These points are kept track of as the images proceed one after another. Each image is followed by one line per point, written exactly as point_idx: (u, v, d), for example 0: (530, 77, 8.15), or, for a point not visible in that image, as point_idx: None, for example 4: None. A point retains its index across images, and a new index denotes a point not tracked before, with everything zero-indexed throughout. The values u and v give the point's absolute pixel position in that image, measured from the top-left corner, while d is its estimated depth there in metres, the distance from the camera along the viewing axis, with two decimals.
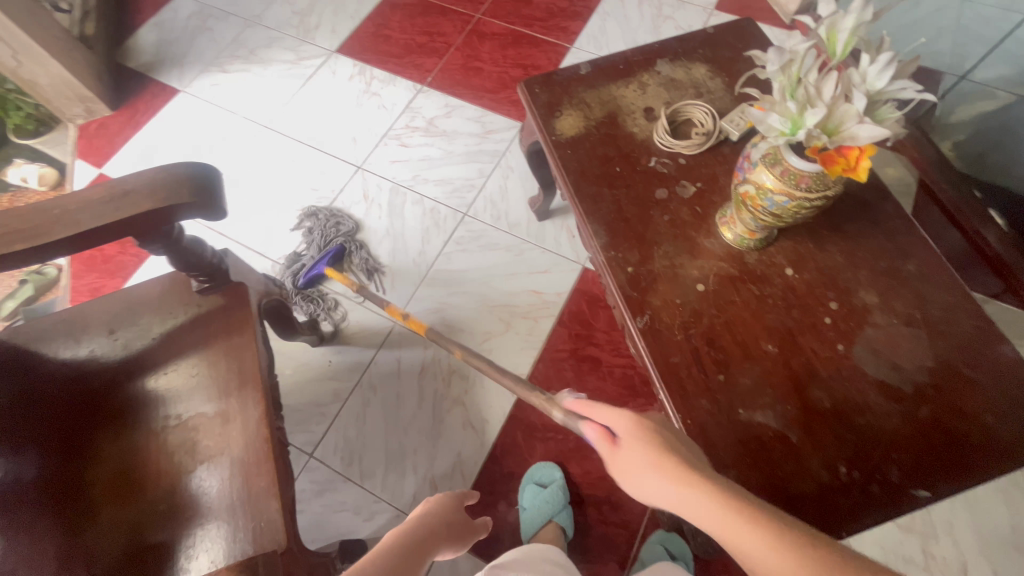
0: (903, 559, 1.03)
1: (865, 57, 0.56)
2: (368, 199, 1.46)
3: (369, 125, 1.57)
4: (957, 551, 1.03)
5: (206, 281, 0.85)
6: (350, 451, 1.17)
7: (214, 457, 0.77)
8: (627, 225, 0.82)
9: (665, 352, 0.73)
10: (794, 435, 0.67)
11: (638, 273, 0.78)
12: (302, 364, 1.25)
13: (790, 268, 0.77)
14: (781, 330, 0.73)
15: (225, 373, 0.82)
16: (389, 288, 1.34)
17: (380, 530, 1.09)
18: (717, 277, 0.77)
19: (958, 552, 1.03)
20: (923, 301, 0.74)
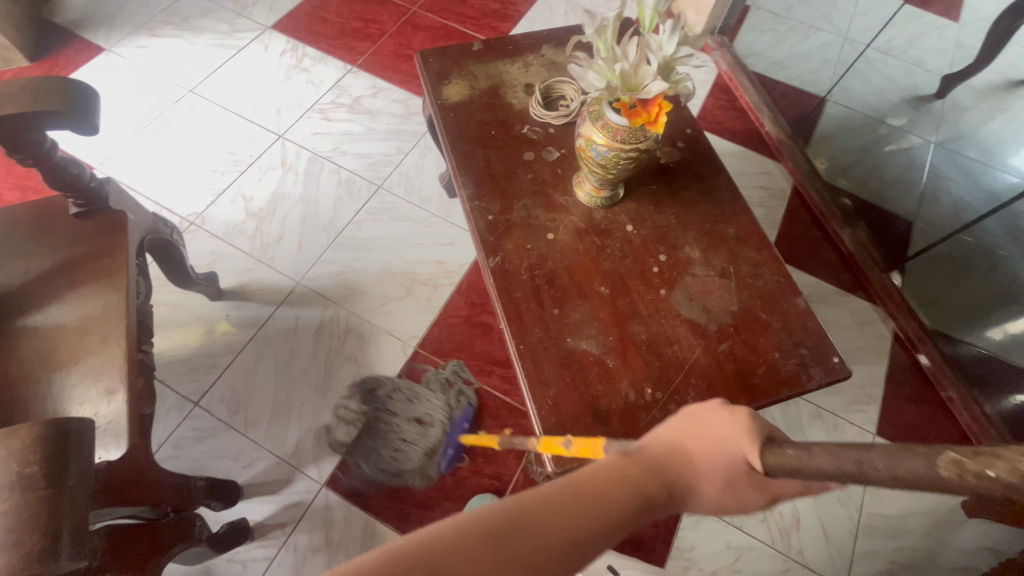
0: (745, 512, 1.14)
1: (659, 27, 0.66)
2: (286, 166, 1.49)
3: (296, 98, 1.62)
4: (791, 505, 1.15)
5: (82, 204, 0.87)
6: (237, 401, 1.18)
7: (68, 368, 0.78)
8: (494, 180, 0.90)
9: (510, 288, 0.80)
10: (611, 361, 0.76)
11: (497, 221, 0.87)
12: (199, 316, 1.26)
13: (630, 225, 0.88)
14: (614, 275, 0.83)
15: (92, 291, 0.84)
16: (296, 250, 1.37)
17: (259, 476, 1.11)
18: (566, 228, 0.87)
19: (791, 506, 1.15)
20: (736, 259, 0.86)
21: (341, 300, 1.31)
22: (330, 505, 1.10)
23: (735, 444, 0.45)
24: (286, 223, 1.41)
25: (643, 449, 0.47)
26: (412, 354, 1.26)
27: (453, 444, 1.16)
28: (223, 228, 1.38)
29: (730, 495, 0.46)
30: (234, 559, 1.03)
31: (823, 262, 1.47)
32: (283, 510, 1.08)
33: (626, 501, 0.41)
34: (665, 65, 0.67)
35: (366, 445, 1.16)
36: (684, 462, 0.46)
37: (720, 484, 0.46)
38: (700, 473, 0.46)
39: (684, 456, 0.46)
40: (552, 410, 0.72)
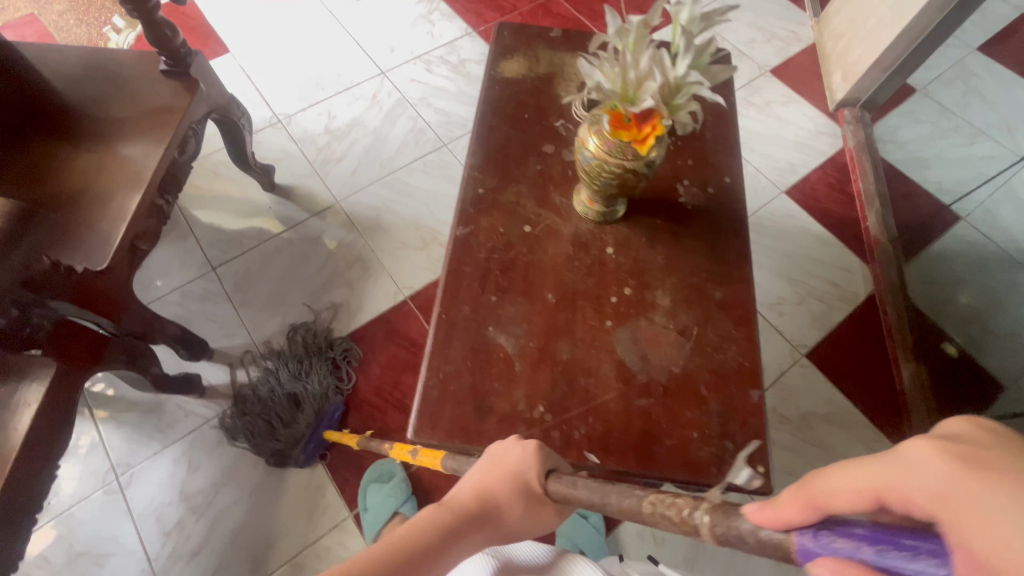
0: None
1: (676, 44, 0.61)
2: (375, 100, 1.60)
3: (411, 44, 1.72)
4: None
5: (170, 65, 1.01)
6: (243, 280, 1.31)
7: (98, 188, 0.91)
8: (503, 159, 0.90)
9: (462, 261, 0.80)
10: (519, 365, 0.73)
11: (485, 196, 0.86)
12: (249, 200, 1.42)
13: (611, 248, 0.83)
14: (569, 289, 0.79)
15: (144, 136, 0.97)
16: (349, 174, 1.48)
17: (231, 348, 1.23)
18: (546, 227, 0.84)
19: None
20: (707, 323, 0.78)
21: (365, 231, 1.39)
22: None
23: (528, 474, 0.61)
24: (352, 148, 1.52)
25: (447, 499, 0.59)
26: (401, 302, 1.31)
27: (317, 434, 1.13)
28: (301, 134, 1.52)
29: (526, 520, 0.60)
30: (181, 406, 1.16)
31: (865, 386, 1.28)
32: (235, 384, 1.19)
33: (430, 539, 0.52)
34: (672, 86, 0.62)
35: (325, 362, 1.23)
36: (487, 499, 0.59)
37: (521, 507, 0.60)
38: (502, 504, 0.59)
39: (488, 491, 0.59)
40: (439, 383, 0.72)
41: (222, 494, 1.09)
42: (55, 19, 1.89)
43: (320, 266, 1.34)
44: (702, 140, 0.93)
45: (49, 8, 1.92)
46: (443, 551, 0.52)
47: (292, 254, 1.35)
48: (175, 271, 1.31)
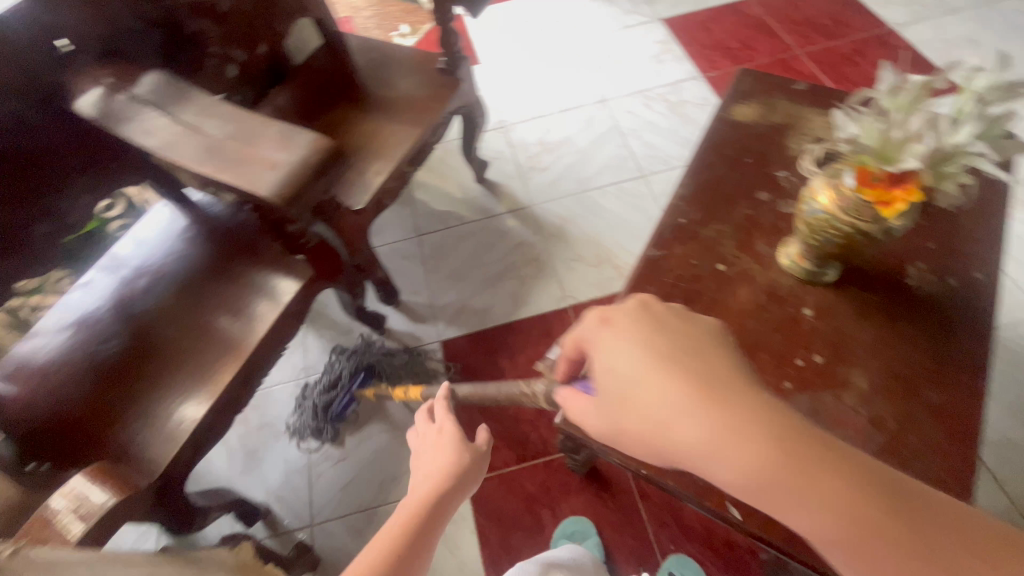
0: None
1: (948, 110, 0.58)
2: (590, 124, 1.72)
3: (637, 78, 1.81)
4: None
5: (446, 64, 1.25)
6: (439, 251, 1.51)
7: (372, 149, 1.15)
8: (712, 196, 0.91)
9: (648, 281, 0.83)
10: None
11: (684, 226, 0.88)
12: (462, 187, 1.63)
13: (809, 310, 0.78)
14: (752, 337, 0.76)
15: (413, 116, 1.20)
16: (549, 183, 1.61)
17: (415, 304, 1.43)
18: (742, 270, 0.82)
19: None
20: (911, 422, 0.68)
21: (549, 236, 1.50)
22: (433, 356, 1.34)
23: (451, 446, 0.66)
24: (558, 161, 1.65)
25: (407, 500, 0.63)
26: (563, 307, 1.38)
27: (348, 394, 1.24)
28: (518, 141, 1.71)
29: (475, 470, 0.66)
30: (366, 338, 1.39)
31: None
32: (409, 334, 1.38)
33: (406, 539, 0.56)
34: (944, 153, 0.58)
35: (483, 340, 1.35)
36: (438, 484, 0.62)
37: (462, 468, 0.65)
38: (456, 479, 0.63)
39: (438, 477, 0.63)
40: None
41: (375, 421, 1.27)
42: (362, 22, 2.41)
43: (502, 256, 1.48)
44: (952, 226, 0.82)
45: (360, 13, 2.45)
46: (424, 544, 0.57)
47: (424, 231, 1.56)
48: (391, 230, 1.57)
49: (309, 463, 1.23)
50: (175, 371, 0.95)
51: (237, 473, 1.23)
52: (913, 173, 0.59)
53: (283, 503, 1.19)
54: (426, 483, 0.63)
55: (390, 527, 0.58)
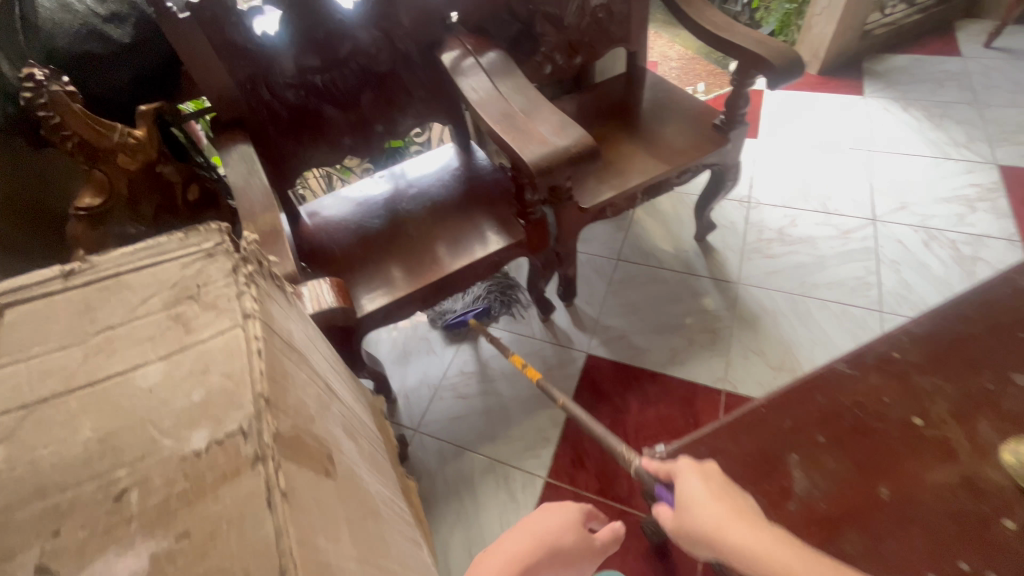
0: None
1: None
2: (844, 236, 1.57)
3: (929, 213, 1.58)
4: None
5: (722, 122, 1.29)
6: (628, 280, 1.59)
7: (619, 166, 1.28)
8: (949, 350, 0.78)
9: (819, 388, 0.77)
10: (791, 506, 0.67)
11: (894, 361, 0.78)
12: (678, 237, 1.67)
13: (1011, 524, 0.63)
14: (914, 506, 0.65)
15: (668, 154, 1.29)
16: (767, 271, 1.53)
17: (584, 312, 1.52)
18: (942, 437, 0.70)
19: None
20: None
21: (739, 318, 1.44)
22: (575, 362, 1.42)
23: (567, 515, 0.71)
24: (788, 255, 1.55)
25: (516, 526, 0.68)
26: (717, 389, 1.32)
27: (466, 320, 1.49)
28: (756, 219, 1.66)
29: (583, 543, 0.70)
30: (531, 317, 1.54)
31: None
32: (565, 333, 1.49)
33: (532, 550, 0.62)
34: None
35: (625, 373, 1.38)
36: (561, 536, 0.67)
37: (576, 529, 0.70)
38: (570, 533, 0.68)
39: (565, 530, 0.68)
40: (710, 446, 0.74)
41: (502, 383, 1.41)
42: (666, 70, 2.59)
43: (684, 314, 1.48)
44: None
45: (667, 62, 2.63)
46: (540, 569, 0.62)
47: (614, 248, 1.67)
48: (598, 244, 1.70)
49: (439, 385, 1.44)
50: (398, 260, 1.21)
51: (392, 360, 1.51)
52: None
53: (406, 402, 1.42)
54: (544, 529, 0.67)
55: (511, 543, 0.62)
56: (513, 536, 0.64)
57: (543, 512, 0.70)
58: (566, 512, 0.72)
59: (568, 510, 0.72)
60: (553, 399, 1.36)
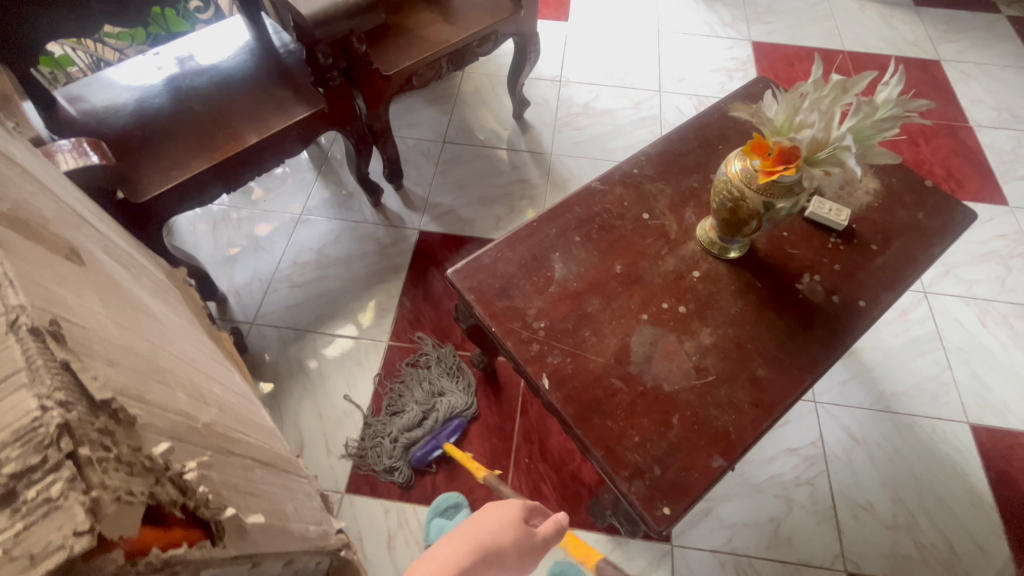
0: None
1: (838, 110, 0.65)
2: (637, 107, 1.79)
3: (701, 83, 1.85)
4: None
5: None
6: (454, 161, 1.66)
7: (419, 34, 1.29)
8: (672, 164, 0.99)
9: (578, 202, 0.93)
10: (551, 289, 0.84)
11: (634, 176, 0.97)
12: (499, 117, 1.76)
13: (697, 274, 0.86)
14: (637, 273, 0.86)
15: (466, 21, 1.32)
16: (575, 142, 1.70)
17: (413, 194, 1.58)
18: (660, 225, 0.91)
19: None
20: (726, 379, 0.76)
21: (553, 185, 1.61)
22: (409, 240, 1.49)
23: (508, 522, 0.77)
24: (592, 126, 1.74)
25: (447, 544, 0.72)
26: None
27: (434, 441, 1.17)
28: (566, 96, 1.80)
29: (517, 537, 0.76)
30: (362, 204, 1.55)
31: None
32: (397, 214, 1.53)
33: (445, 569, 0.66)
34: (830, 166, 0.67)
35: (455, 243, 1.49)
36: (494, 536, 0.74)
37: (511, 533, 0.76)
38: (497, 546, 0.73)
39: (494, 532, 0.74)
40: (492, 257, 0.87)
41: (338, 267, 1.44)
42: None
43: (505, 186, 1.61)
44: (866, 259, 0.88)
45: None
46: None
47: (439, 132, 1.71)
48: (424, 129, 1.72)
49: (272, 278, 1.42)
50: (185, 138, 1.11)
51: (217, 262, 1.43)
52: (799, 154, 0.67)
53: (238, 299, 1.38)
54: (485, 532, 0.74)
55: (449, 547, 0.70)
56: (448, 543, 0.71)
57: (486, 513, 0.78)
58: (510, 512, 0.78)
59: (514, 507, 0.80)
60: (390, 275, 1.43)
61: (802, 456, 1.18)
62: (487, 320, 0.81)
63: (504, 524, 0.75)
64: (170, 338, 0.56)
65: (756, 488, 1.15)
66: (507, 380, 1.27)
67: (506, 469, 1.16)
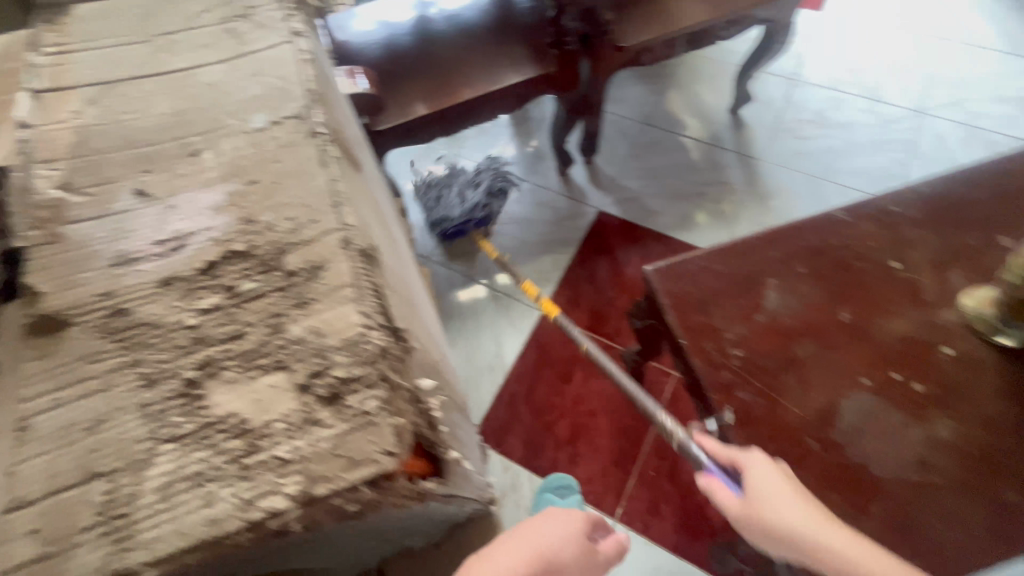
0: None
1: None
2: (885, 126, 1.51)
3: (979, 112, 1.50)
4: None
5: None
6: (651, 145, 1.57)
7: (666, 8, 1.21)
8: (946, 210, 0.81)
9: (811, 229, 0.82)
10: (759, 317, 0.75)
11: (891, 213, 0.82)
12: (712, 108, 1.61)
13: (948, 351, 0.71)
14: (868, 328, 0.73)
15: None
16: (794, 152, 1.51)
17: (602, 171, 1.54)
18: (913, 278, 0.76)
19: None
20: (958, 488, 0.63)
21: (755, 194, 1.46)
22: (586, 217, 1.47)
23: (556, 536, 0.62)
24: (820, 138, 1.52)
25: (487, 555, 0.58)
26: None
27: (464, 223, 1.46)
28: (797, 97, 1.59)
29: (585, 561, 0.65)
30: (549, 170, 1.56)
31: None
32: (581, 188, 1.52)
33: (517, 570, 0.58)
34: None
35: (632, 233, 1.44)
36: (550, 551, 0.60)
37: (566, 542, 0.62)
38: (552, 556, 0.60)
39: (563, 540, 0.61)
40: (699, 265, 0.80)
41: (513, 226, 1.48)
42: None
43: (701, 184, 1.50)
44: None
45: None
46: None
47: (644, 112, 1.63)
48: (628, 107, 1.65)
49: (453, 222, 1.51)
50: (425, 78, 1.19)
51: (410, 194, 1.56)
52: None
53: (421, 233, 1.50)
54: (549, 539, 0.62)
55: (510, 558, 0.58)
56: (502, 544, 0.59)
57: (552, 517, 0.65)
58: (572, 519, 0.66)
59: (580, 518, 0.67)
60: (561, 248, 1.43)
61: None
62: (678, 330, 0.76)
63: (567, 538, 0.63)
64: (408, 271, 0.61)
65: None
66: (653, 386, 1.21)
67: (628, 474, 1.13)
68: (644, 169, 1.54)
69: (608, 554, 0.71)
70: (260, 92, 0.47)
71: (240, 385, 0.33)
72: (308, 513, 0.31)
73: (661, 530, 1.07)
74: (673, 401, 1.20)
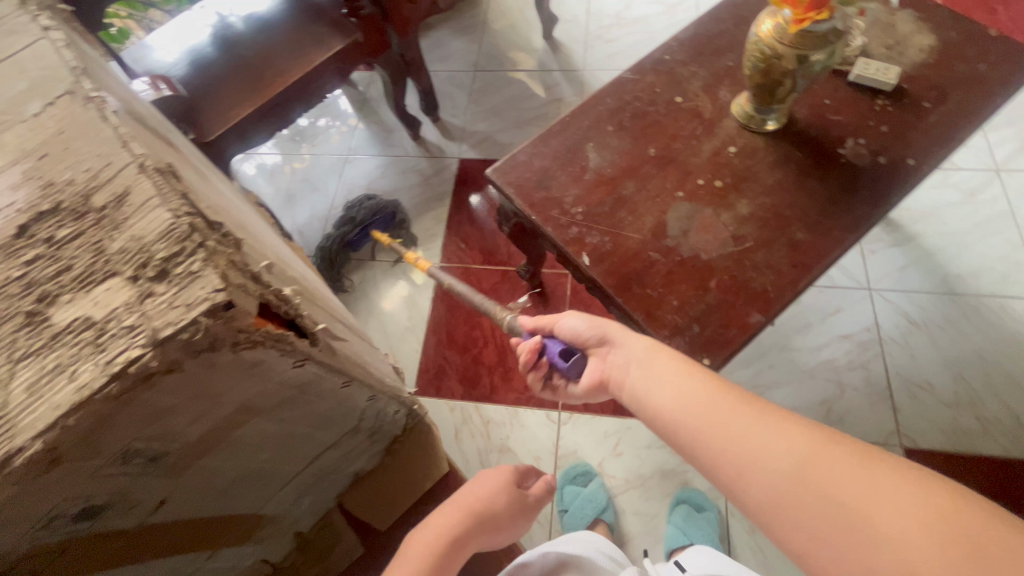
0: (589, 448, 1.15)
1: None
2: (673, 11, 1.71)
3: None
4: (621, 482, 1.11)
5: None
6: (487, 87, 1.67)
7: None
8: (705, 46, 0.97)
9: (610, 95, 0.94)
10: (586, 176, 0.87)
11: (666, 62, 0.96)
12: (530, 40, 1.74)
13: (733, 151, 0.86)
14: (672, 154, 0.87)
15: None
16: (608, 54, 1.67)
17: (452, 124, 1.62)
18: (695, 106, 0.91)
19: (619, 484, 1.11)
20: (764, 244, 0.78)
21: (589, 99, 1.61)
22: (451, 168, 1.55)
23: (494, 497, 0.69)
24: (626, 36, 1.69)
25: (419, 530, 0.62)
26: None
27: None
28: (597, 9, 1.75)
29: (512, 510, 0.71)
30: (403, 139, 1.61)
31: None
32: (437, 146, 1.59)
33: (454, 525, 0.63)
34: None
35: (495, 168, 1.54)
36: (479, 511, 0.66)
37: (503, 496, 0.70)
38: (483, 510, 0.67)
39: (492, 499, 0.69)
40: (527, 154, 0.90)
41: None
42: None
43: (541, 106, 1.62)
44: (917, 118, 0.85)
45: None
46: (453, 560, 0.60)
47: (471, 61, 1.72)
48: (457, 61, 1.73)
49: (329, 216, 1.52)
50: (239, 79, 1.19)
51: (278, 206, 1.56)
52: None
53: (301, 236, 1.50)
54: (476, 496, 0.68)
55: (439, 519, 0.64)
56: (441, 510, 0.65)
57: (474, 478, 0.72)
58: (499, 473, 0.73)
59: (504, 472, 0.74)
60: (437, 203, 1.50)
61: (855, 341, 1.18)
62: (527, 211, 0.86)
63: (494, 488, 0.70)
64: (254, 225, 0.65)
65: (805, 373, 1.17)
66: (555, 289, 1.33)
67: None
68: (488, 110, 1.63)
69: (540, 494, 0.77)
70: (26, 85, 0.48)
71: (81, 299, 0.35)
72: (163, 358, 0.33)
73: (600, 402, 1.19)
74: (575, 295, 1.32)
